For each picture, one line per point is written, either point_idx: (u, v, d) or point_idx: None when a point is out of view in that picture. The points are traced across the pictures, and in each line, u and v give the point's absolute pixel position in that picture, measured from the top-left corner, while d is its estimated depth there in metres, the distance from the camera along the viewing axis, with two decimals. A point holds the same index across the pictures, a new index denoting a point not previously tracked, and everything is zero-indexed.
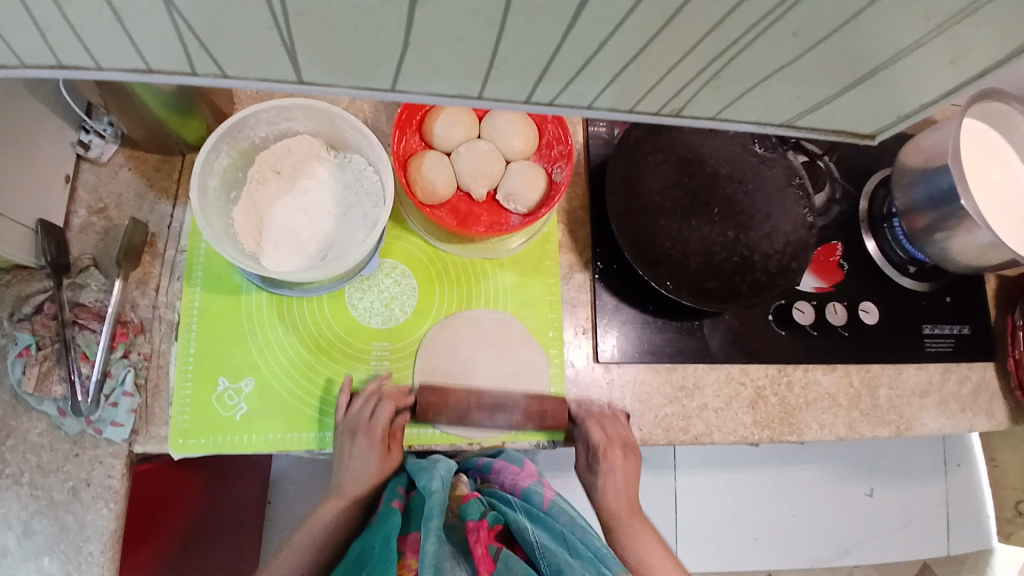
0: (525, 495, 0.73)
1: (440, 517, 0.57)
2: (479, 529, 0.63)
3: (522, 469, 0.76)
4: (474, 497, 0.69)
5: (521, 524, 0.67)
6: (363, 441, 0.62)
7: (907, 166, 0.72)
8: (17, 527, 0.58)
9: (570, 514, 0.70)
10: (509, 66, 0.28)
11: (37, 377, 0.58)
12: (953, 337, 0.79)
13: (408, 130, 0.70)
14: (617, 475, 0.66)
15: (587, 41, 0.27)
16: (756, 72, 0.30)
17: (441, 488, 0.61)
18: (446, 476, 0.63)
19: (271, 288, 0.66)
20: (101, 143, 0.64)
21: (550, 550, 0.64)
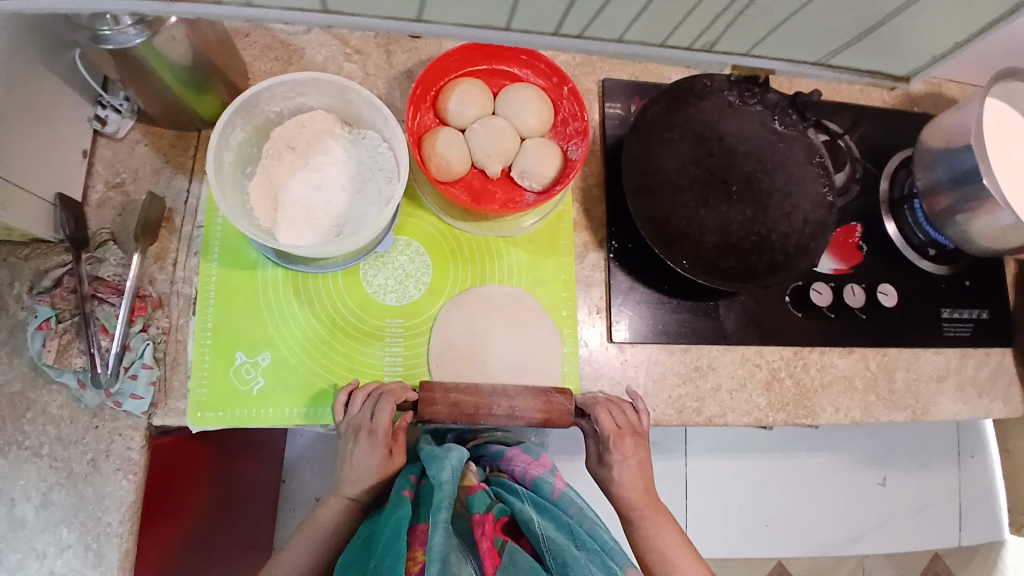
0: (533, 484, 0.73)
1: (448, 510, 0.54)
2: (484, 523, 0.63)
3: (535, 460, 0.77)
4: (480, 489, 0.70)
5: (527, 515, 0.66)
6: (366, 442, 0.61)
7: (930, 146, 0.71)
8: (37, 497, 0.59)
9: (580, 506, 0.69)
10: None
11: (57, 349, 0.58)
12: (972, 321, 0.77)
13: (422, 107, 0.70)
14: (631, 466, 0.64)
15: None
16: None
17: (452, 478, 0.57)
18: (457, 467, 0.60)
19: (286, 264, 0.66)
20: (117, 118, 0.65)
21: (556, 543, 0.62)
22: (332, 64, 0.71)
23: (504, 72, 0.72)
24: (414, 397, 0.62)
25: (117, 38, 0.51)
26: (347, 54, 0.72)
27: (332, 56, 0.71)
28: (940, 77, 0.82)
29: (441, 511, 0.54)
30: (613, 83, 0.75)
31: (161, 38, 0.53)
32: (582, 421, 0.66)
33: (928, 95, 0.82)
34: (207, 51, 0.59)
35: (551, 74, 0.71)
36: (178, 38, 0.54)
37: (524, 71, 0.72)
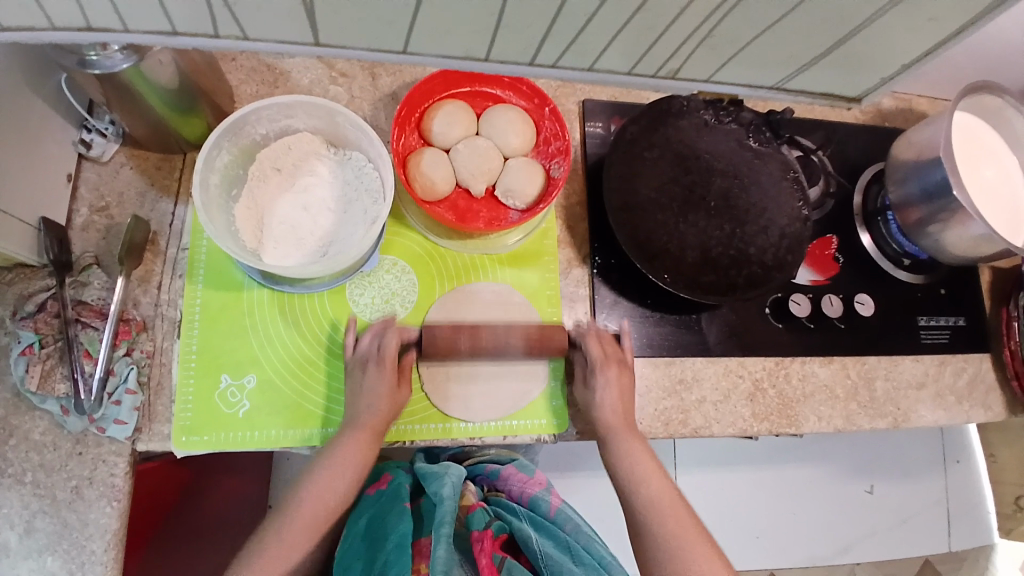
0: (531, 504, 0.74)
1: (450, 525, 0.61)
2: (482, 539, 0.64)
3: (531, 478, 0.77)
4: (479, 507, 0.71)
5: (525, 534, 0.69)
6: (373, 371, 0.62)
7: (901, 160, 0.73)
8: (20, 525, 0.58)
9: (575, 521, 0.70)
10: (516, 28, 0.31)
11: (40, 375, 0.58)
12: (948, 329, 0.79)
13: (407, 128, 0.71)
14: (612, 390, 0.64)
15: None
16: (747, 34, 0.33)
17: (452, 495, 0.66)
18: (456, 484, 0.68)
19: (272, 284, 0.66)
20: (102, 142, 0.65)
21: (552, 559, 0.65)
22: (318, 88, 0.73)
23: (487, 93, 0.74)
24: (417, 336, 0.65)
25: (104, 63, 0.52)
26: (332, 77, 0.73)
27: (317, 79, 0.73)
28: (908, 94, 0.86)
29: (444, 526, 0.61)
30: (594, 104, 0.76)
31: (148, 62, 0.54)
32: (573, 354, 0.69)
33: (898, 110, 0.85)
34: (194, 74, 0.60)
35: (533, 95, 0.73)
36: (165, 62, 0.55)
37: (506, 93, 0.74)
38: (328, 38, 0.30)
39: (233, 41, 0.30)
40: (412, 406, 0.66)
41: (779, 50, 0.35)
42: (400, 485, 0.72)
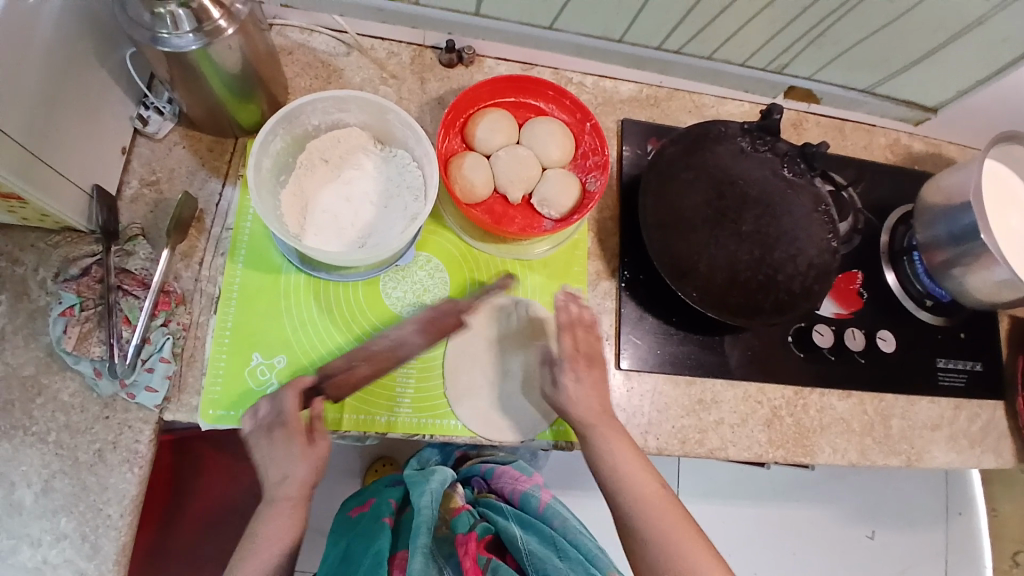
0: (521, 500, 0.75)
1: (426, 535, 0.61)
2: (468, 542, 0.64)
3: (523, 476, 0.79)
4: (465, 509, 0.72)
5: (510, 532, 0.68)
6: (279, 438, 0.60)
7: (929, 203, 0.75)
8: (38, 483, 0.60)
9: (563, 517, 0.72)
10: None
11: (77, 336, 0.60)
12: (965, 373, 0.80)
13: (451, 132, 0.73)
14: (585, 385, 0.64)
15: None
16: None
17: (429, 502, 0.66)
18: (435, 492, 0.69)
19: (309, 269, 0.68)
20: (159, 119, 0.68)
21: (538, 555, 0.64)
22: (368, 86, 0.75)
23: (530, 105, 0.76)
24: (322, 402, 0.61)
25: (174, 42, 0.55)
26: (383, 78, 0.75)
27: (369, 78, 0.75)
28: (938, 140, 0.88)
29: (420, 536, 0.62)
30: (632, 124, 0.78)
31: (216, 47, 0.57)
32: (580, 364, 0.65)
33: (927, 155, 0.87)
34: (256, 61, 0.63)
35: (575, 110, 0.76)
36: (233, 48, 0.58)
37: (549, 106, 0.76)
38: None
39: None
40: (437, 401, 0.67)
41: None
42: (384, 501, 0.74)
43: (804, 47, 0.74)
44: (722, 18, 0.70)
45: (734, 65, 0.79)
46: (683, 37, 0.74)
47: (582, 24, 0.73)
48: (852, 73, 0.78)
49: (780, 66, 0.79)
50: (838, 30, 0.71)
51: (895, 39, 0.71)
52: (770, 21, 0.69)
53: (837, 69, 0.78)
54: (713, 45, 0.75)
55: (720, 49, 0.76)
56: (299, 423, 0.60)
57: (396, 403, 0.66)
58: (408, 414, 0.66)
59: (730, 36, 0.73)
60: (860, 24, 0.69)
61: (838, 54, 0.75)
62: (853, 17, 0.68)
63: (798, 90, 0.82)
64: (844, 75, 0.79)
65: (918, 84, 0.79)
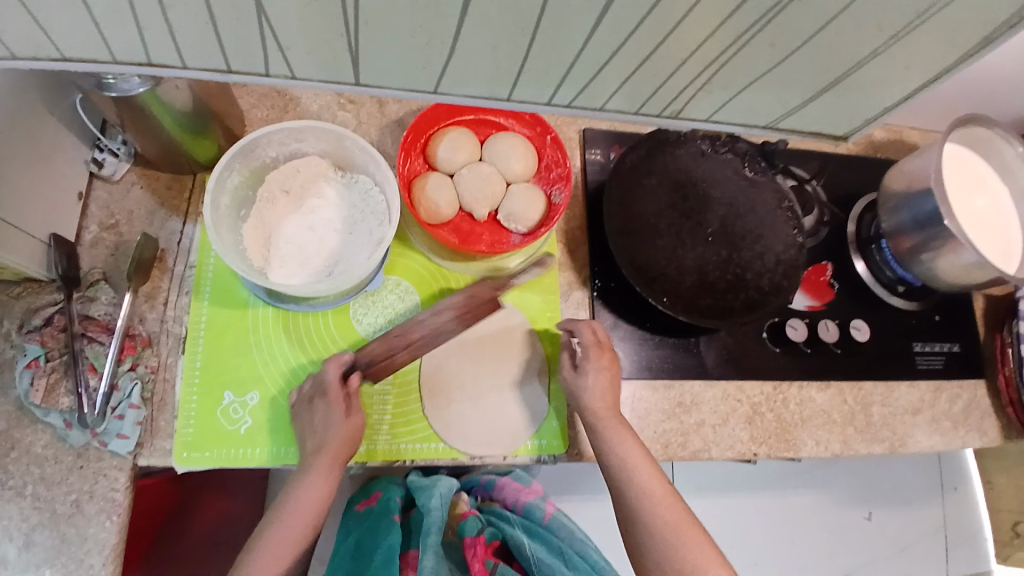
0: (526, 511, 0.75)
1: (435, 535, 0.64)
2: (475, 546, 0.66)
3: (526, 487, 0.78)
4: (472, 513, 0.72)
5: (517, 540, 0.70)
6: (322, 407, 0.61)
7: (893, 190, 0.75)
8: (19, 538, 0.59)
9: (569, 527, 0.72)
10: (544, 51, 0.34)
11: (44, 389, 0.59)
12: (942, 354, 0.81)
13: (412, 153, 0.73)
14: (598, 378, 0.65)
15: (563, 43, 0.33)
16: (753, 71, 0.37)
17: (440, 505, 0.68)
18: (444, 496, 0.70)
19: (277, 303, 0.67)
20: (115, 161, 0.67)
21: (546, 563, 0.67)
22: (326, 112, 0.75)
23: (490, 121, 0.76)
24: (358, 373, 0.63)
25: (121, 86, 0.54)
26: (341, 103, 0.75)
27: (326, 104, 0.75)
28: (900, 125, 0.88)
29: (430, 536, 0.65)
30: (594, 132, 0.78)
31: (164, 87, 0.56)
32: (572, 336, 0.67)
33: (890, 141, 0.88)
34: (208, 97, 0.62)
35: (535, 124, 0.75)
36: (181, 87, 0.58)
37: (509, 120, 0.76)
38: (366, 78, 0.35)
39: (280, 78, 0.34)
40: (414, 425, 0.67)
41: (787, 86, 0.39)
42: (391, 498, 0.74)
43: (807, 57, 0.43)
44: (659, 58, 0.35)
45: None
46: (633, 87, 0.38)
47: (475, 86, 0.36)
48: None
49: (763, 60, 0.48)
50: None
51: None
52: (744, 69, 0.37)
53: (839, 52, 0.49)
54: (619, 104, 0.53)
55: (700, 99, 0.39)
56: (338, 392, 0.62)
57: (374, 431, 0.66)
58: (385, 440, 0.66)
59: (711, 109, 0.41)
60: None
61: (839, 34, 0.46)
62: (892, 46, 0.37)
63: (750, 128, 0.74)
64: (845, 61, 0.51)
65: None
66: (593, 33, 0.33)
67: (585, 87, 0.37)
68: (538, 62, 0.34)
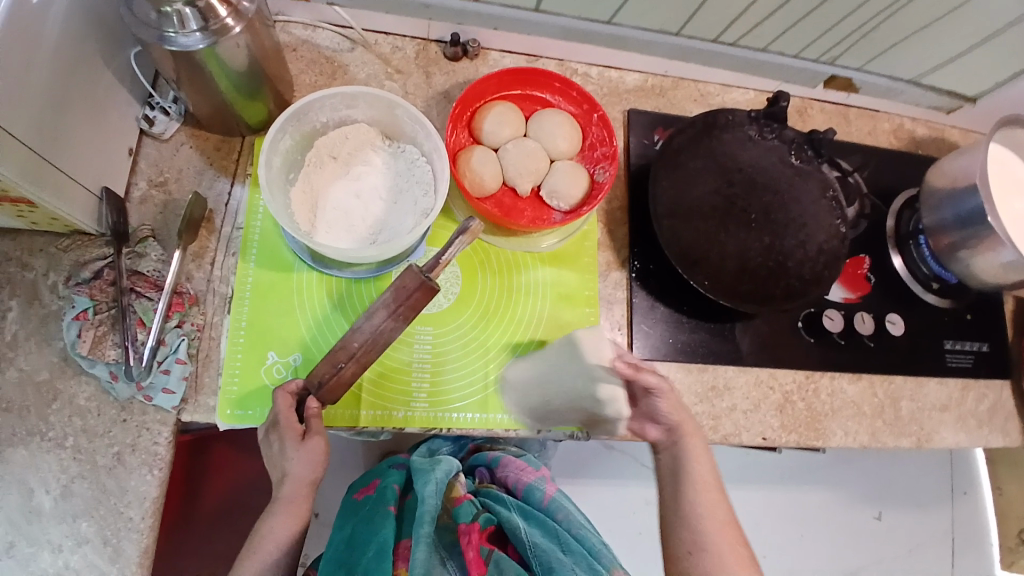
0: (526, 492, 0.75)
1: (429, 525, 0.62)
2: (470, 532, 0.64)
3: (529, 467, 0.79)
4: (467, 499, 0.71)
5: (514, 524, 0.68)
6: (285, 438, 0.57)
7: (935, 187, 0.75)
8: (56, 489, 0.60)
9: (567, 510, 0.72)
10: (704, 9, 0.72)
11: (92, 340, 0.60)
12: (972, 353, 0.81)
13: (458, 126, 0.73)
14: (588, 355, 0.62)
15: (701, 16, 0.73)
16: (822, 17, 0.72)
17: (434, 492, 0.67)
18: (440, 481, 0.69)
19: (321, 267, 0.68)
20: (165, 119, 0.67)
21: (542, 548, 0.65)
22: (373, 82, 0.75)
23: (536, 97, 0.76)
24: (300, 383, 0.59)
25: (181, 41, 0.55)
26: (388, 73, 0.75)
27: (374, 74, 0.75)
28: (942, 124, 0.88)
29: (424, 525, 0.62)
30: (638, 115, 0.78)
31: (224, 45, 0.57)
32: None
33: (931, 139, 0.88)
34: (263, 59, 0.62)
35: (582, 101, 0.75)
36: (241, 46, 0.58)
37: (555, 98, 0.76)
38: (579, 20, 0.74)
39: None
40: (451, 393, 0.67)
41: (823, 27, 0.74)
42: (387, 486, 0.74)
43: (858, 39, 0.76)
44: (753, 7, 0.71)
45: (786, 56, 0.80)
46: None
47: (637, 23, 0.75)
48: (890, 69, 0.82)
49: (831, 58, 0.80)
50: (886, 23, 0.73)
51: (938, 32, 0.74)
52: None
53: (888, 61, 0.80)
54: (767, 38, 0.77)
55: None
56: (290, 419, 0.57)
57: (412, 397, 0.66)
58: (423, 408, 0.66)
59: (784, 29, 0.75)
60: (902, 24, 0.73)
61: (887, 49, 0.78)
62: (906, 14, 0.71)
63: (839, 79, 0.83)
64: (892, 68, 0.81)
65: (959, 77, 0.81)
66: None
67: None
68: (693, 22, 0.75)
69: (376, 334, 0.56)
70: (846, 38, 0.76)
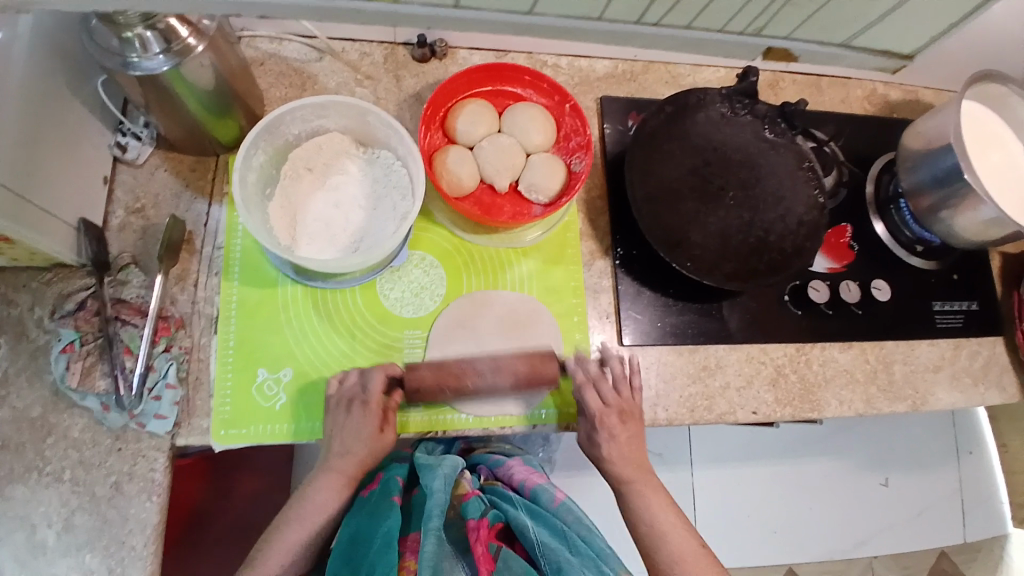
0: (532, 494, 0.73)
1: (438, 518, 0.60)
2: (479, 529, 0.64)
3: (535, 473, 0.78)
4: (474, 495, 0.69)
5: (521, 523, 0.66)
6: (359, 412, 0.63)
7: (911, 149, 0.75)
8: (59, 522, 0.61)
9: (576, 513, 0.70)
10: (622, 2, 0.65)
11: (81, 372, 0.60)
12: (962, 313, 0.81)
13: (432, 127, 0.73)
14: (619, 443, 0.65)
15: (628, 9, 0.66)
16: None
17: (442, 486, 0.65)
18: (448, 476, 0.67)
19: (305, 280, 0.68)
20: (138, 145, 0.67)
21: (551, 548, 0.63)
22: (344, 90, 0.75)
23: (508, 92, 0.76)
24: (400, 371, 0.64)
25: (145, 65, 0.54)
26: (358, 80, 0.75)
27: (343, 82, 0.75)
28: (915, 85, 0.88)
29: (431, 519, 0.61)
30: (611, 101, 0.78)
31: (189, 66, 0.56)
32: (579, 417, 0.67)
33: (905, 101, 0.88)
34: (231, 77, 0.62)
35: (553, 93, 0.75)
36: (205, 65, 0.58)
37: (527, 91, 0.76)
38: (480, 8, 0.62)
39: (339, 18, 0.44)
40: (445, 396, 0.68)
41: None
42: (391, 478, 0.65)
43: (779, 10, 0.70)
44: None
45: (712, 32, 0.74)
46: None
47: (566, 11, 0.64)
48: (824, 33, 0.76)
49: (756, 29, 0.74)
50: None
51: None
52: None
53: (815, 27, 0.74)
54: (692, 15, 0.70)
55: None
56: (377, 403, 0.63)
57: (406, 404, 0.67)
58: (418, 413, 0.67)
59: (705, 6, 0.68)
60: None
61: (811, 15, 0.71)
62: None
63: (778, 50, 0.80)
64: (821, 34, 0.76)
65: (893, 34, 0.77)
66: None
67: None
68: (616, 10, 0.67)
69: (495, 367, 0.63)
70: (772, 6, 0.69)
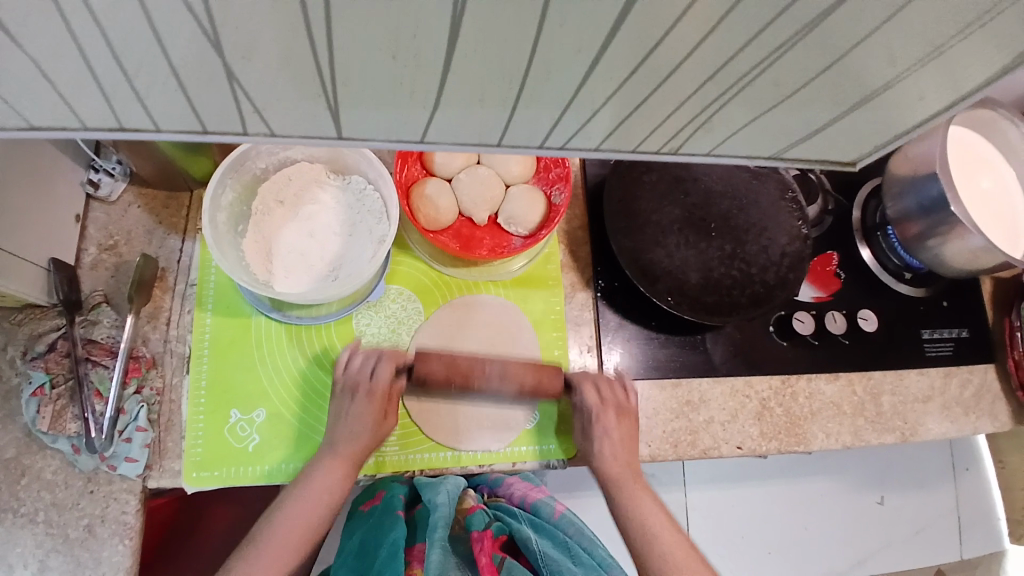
0: (533, 508, 0.72)
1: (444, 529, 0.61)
2: (483, 538, 0.62)
3: (535, 487, 0.76)
4: (479, 508, 0.69)
5: (525, 535, 0.67)
6: (363, 400, 0.62)
7: (898, 174, 0.73)
8: (33, 563, 0.59)
9: (578, 524, 0.69)
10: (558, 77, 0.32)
11: (51, 415, 0.59)
12: (951, 341, 0.80)
13: (409, 160, 0.72)
14: (612, 439, 0.64)
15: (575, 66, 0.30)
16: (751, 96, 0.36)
17: (447, 501, 0.65)
18: (454, 489, 0.67)
19: (280, 314, 0.67)
20: (110, 182, 0.66)
21: (551, 557, 0.64)
22: None
23: None
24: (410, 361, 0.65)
25: None
26: None
27: None
28: None
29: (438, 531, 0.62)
30: None
31: None
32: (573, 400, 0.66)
33: None
34: None
35: None
36: None
37: None
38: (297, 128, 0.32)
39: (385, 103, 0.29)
40: (422, 432, 0.67)
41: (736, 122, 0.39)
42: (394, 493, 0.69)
43: None
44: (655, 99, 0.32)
45: None
46: (628, 128, 0.34)
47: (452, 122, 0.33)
48: None
49: None
50: None
51: None
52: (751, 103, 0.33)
53: None
54: None
55: (697, 139, 0.36)
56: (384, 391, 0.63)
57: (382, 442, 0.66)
58: (394, 451, 0.66)
59: None
60: None
61: None
62: None
63: None
64: None
65: None
66: (588, 79, 0.29)
67: (585, 122, 0.33)
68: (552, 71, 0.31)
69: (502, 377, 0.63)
70: None
